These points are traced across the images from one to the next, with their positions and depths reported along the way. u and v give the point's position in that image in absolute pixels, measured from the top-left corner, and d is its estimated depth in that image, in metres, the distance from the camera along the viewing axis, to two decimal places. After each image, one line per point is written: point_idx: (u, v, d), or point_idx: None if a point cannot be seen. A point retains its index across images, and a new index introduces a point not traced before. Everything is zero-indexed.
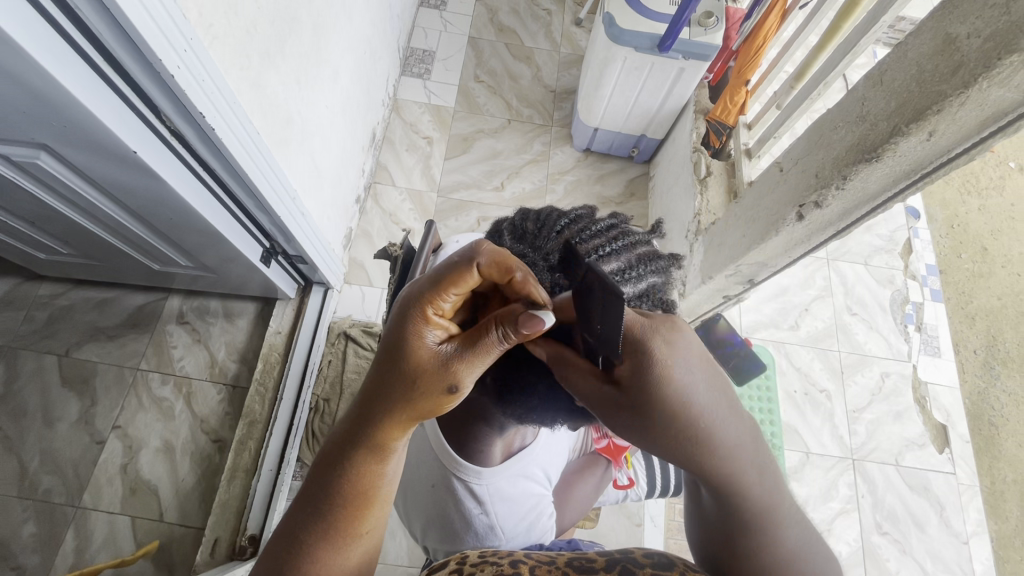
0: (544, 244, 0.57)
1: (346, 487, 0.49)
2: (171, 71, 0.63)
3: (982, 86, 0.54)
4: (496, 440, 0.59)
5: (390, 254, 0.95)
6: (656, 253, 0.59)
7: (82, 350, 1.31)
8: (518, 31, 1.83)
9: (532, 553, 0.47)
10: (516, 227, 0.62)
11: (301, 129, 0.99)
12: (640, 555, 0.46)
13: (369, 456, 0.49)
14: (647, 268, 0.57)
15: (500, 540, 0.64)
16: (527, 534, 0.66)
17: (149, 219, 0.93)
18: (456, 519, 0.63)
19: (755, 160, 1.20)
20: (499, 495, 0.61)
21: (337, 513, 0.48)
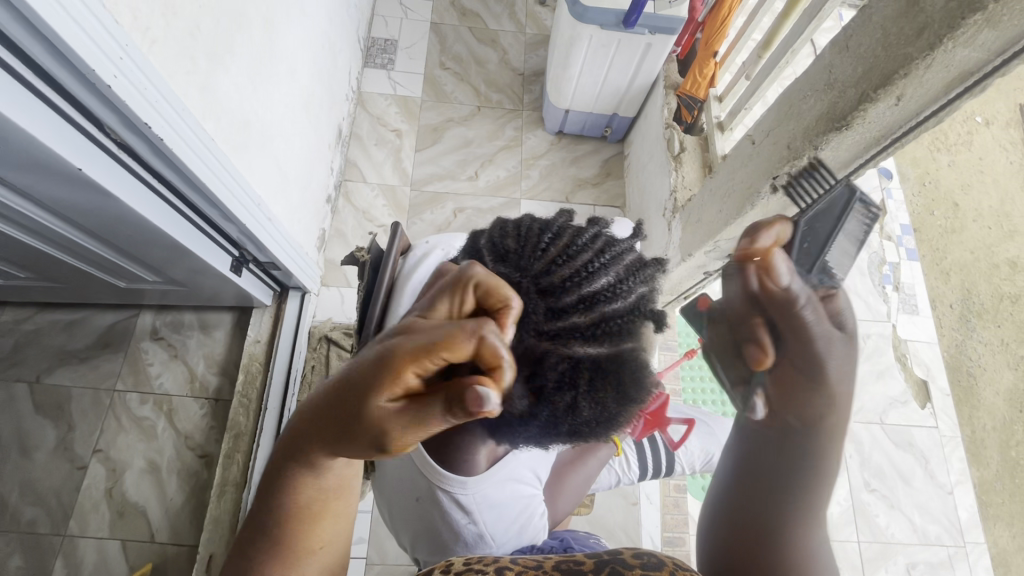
0: (530, 264, 0.49)
1: (292, 501, 0.52)
2: (107, 82, 0.59)
3: (948, 49, 0.53)
4: (481, 448, 0.57)
5: (358, 258, 0.92)
6: (640, 264, 0.52)
7: (54, 375, 1.26)
8: (480, 14, 1.78)
9: (518, 560, 0.53)
10: (496, 245, 0.54)
11: (260, 131, 0.95)
12: (630, 556, 0.51)
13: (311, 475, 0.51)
14: (636, 280, 0.50)
15: (491, 548, 0.64)
16: (518, 538, 0.66)
17: (108, 237, 0.89)
18: (445, 530, 0.63)
19: (728, 133, 1.18)
20: (486, 504, 0.60)
21: (290, 528, 0.53)
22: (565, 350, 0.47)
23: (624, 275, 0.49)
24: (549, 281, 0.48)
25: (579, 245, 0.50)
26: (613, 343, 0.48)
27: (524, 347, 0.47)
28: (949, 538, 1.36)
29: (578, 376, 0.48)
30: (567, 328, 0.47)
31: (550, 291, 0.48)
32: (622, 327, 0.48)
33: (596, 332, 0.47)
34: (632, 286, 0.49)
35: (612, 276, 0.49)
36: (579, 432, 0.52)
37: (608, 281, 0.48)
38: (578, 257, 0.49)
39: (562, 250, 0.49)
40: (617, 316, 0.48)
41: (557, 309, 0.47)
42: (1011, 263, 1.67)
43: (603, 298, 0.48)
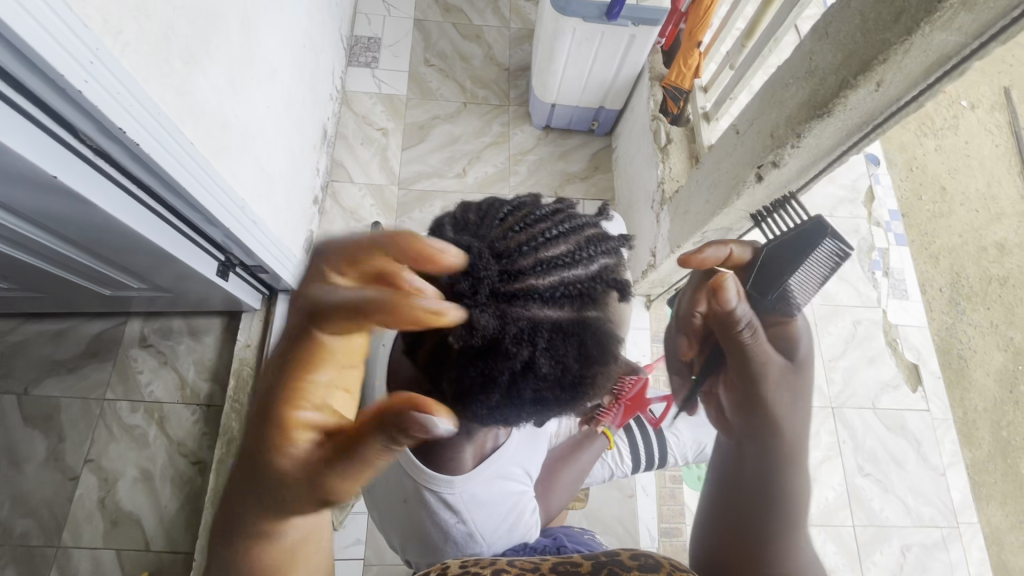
0: (488, 232, 0.46)
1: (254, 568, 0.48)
2: (79, 87, 0.58)
3: (925, 32, 0.53)
4: (467, 446, 0.57)
5: None
6: (601, 236, 0.49)
7: (42, 385, 1.25)
8: (464, 9, 1.77)
9: (516, 563, 0.56)
10: (456, 220, 0.51)
11: (241, 133, 0.94)
12: (628, 558, 0.53)
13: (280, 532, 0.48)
14: (599, 250, 0.48)
15: (481, 548, 0.64)
16: (509, 536, 0.66)
17: (90, 245, 0.88)
18: (434, 531, 0.63)
19: (714, 123, 1.16)
20: (475, 503, 0.60)
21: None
22: (525, 314, 0.44)
23: (584, 242, 0.47)
24: (504, 245, 0.45)
25: (539, 217, 0.47)
26: (576, 310, 0.46)
27: (478, 314, 0.44)
28: (942, 519, 1.35)
29: (536, 337, 0.45)
30: (526, 293, 0.44)
31: (504, 256, 0.44)
32: (585, 293, 0.46)
33: (556, 296, 0.45)
34: (593, 256, 0.47)
35: (573, 243, 0.46)
36: (545, 398, 0.51)
37: (568, 249, 0.46)
38: (536, 224, 0.46)
39: (521, 218, 0.46)
40: (580, 282, 0.46)
41: (513, 271, 0.44)
42: (998, 245, 1.69)
43: (565, 263, 0.45)
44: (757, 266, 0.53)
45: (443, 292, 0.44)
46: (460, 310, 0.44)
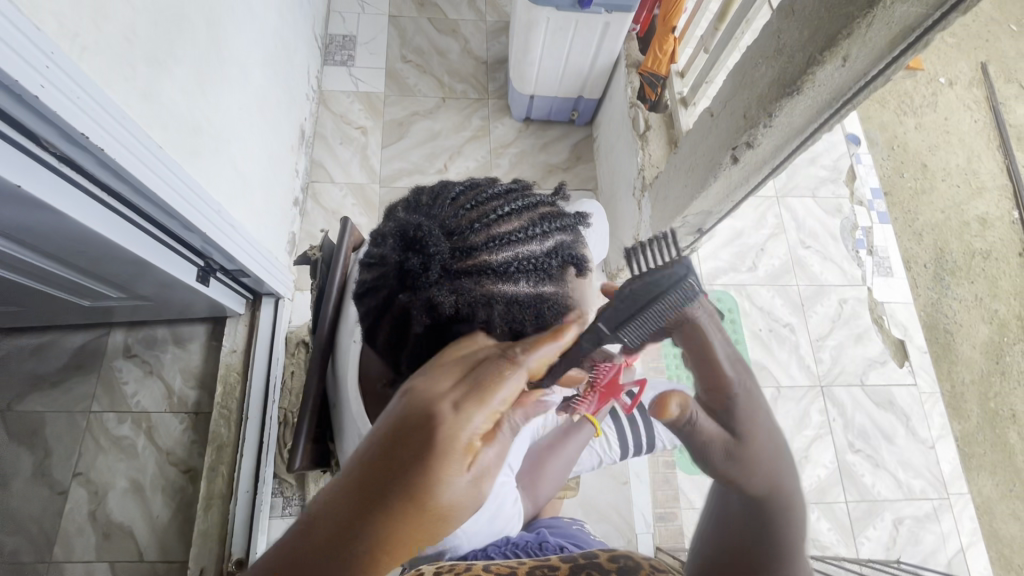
0: (439, 211, 0.52)
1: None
2: (35, 92, 0.56)
3: (886, 4, 0.53)
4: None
5: (311, 258, 0.91)
6: (553, 211, 0.54)
7: (26, 401, 1.23)
8: (439, 4, 1.75)
9: (493, 566, 0.58)
10: (410, 203, 0.57)
11: (214, 136, 0.93)
12: (608, 562, 0.55)
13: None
14: (554, 226, 0.52)
15: (463, 544, 0.65)
16: (489, 526, 0.69)
17: (63, 256, 0.86)
18: None
19: (691, 108, 1.17)
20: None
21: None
22: (478, 288, 0.48)
23: (537, 218, 0.52)
24: (456, 223, 0.50)
25: (492, 194, 0.54)
26: (532, 284, 0.49)
27: (436, 288, 0.48)
28: (933, 491, 1.38)
29: (491, 307, 0.48)
30: (479, 267, 0.48)
31: (456, 233, 0.50)
32: (540, 267, 0.49)
33: (509, 270, 0.48)
34: (548, 231, 0.51)
35: (525, 220, 0.51)
36: None
37: (521, 223, 0.51)
38: (489, 202, 0.52)
39: (472, 197, 0.53)
40: (534, 255, 0.49)
41: (465, 248, 0.49)
42: (980, 219, 1.70)
43: (516, 238, 0.50)
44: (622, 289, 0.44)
45: (402, 270, 0.50)
46: (420, 289, 0.49)
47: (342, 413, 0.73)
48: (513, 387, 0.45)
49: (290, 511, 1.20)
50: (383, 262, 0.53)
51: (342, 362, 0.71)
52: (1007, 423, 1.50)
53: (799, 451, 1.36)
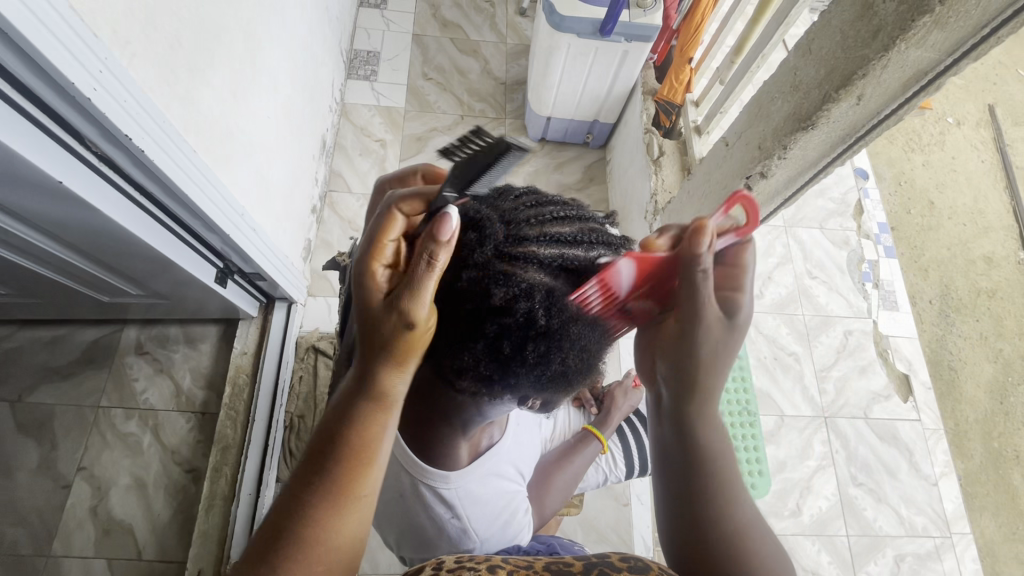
0: (502, 203, 0.50)
1: (353, 443, 0.53)
2: (87, 95, 0.59)
3: (901, 49, 0.55)
4: (463, 443, 0.64)
5: (340, 263, 0.91)
6: (596, 224, 0.52)
7: (37, 393, 1.25)
8: (462, 25, 1.81)
9: (510, 560, 0.53)
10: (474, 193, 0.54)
11: (243, 144, 0.96)
12: (617, 560, 0.52)
13: (369, 405, 0.53)
14: (600, 240, 0.51)
15: (475, 544, 0.67)
16: (502, 535, 0.70)
17: (89, 250, 0.89)
18: (429, 526, 0.67)
19: (705, 135, 1.22)
20: (469, 498, 0.65)
21: (337, 464, 0.52)
22: (525, 276, 0.46)
23: (587, 230, 0.50)
24: (514, 215, 0.49)
25: (551, 202, 0.53)
26: (572, 285, 0.48)
27: (488, 265, 0.47)
28: (936, 529, 1.34)
29: (534, 293, 0.46)
30: (527, 257, 0.47)
31: (512, 223, 0.48)
32: (584, 272, 0.48)
33: (555, 265, 0.47)
34: (592, 244, 0.50)
35: (576, 227, 0.50)
36: (530, 356, 0.49)
37: (572, 229, 0.49)
38: (546, 206, 0.51)
39: (533, 199, 0.52)
40: (575, 259, 0.48)
41: (518, 237, 0.47)
42: (986, 258, 1.68)
43: (565, 241, 0.48)
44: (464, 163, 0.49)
45: (457, 247, 0.49)
46: (470, 265, 0.48)
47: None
48: (395, 225, 0.52)
49: None
50: None
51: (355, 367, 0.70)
52: (1011, 465, 1.45)
53: (800, 481, 1.35)
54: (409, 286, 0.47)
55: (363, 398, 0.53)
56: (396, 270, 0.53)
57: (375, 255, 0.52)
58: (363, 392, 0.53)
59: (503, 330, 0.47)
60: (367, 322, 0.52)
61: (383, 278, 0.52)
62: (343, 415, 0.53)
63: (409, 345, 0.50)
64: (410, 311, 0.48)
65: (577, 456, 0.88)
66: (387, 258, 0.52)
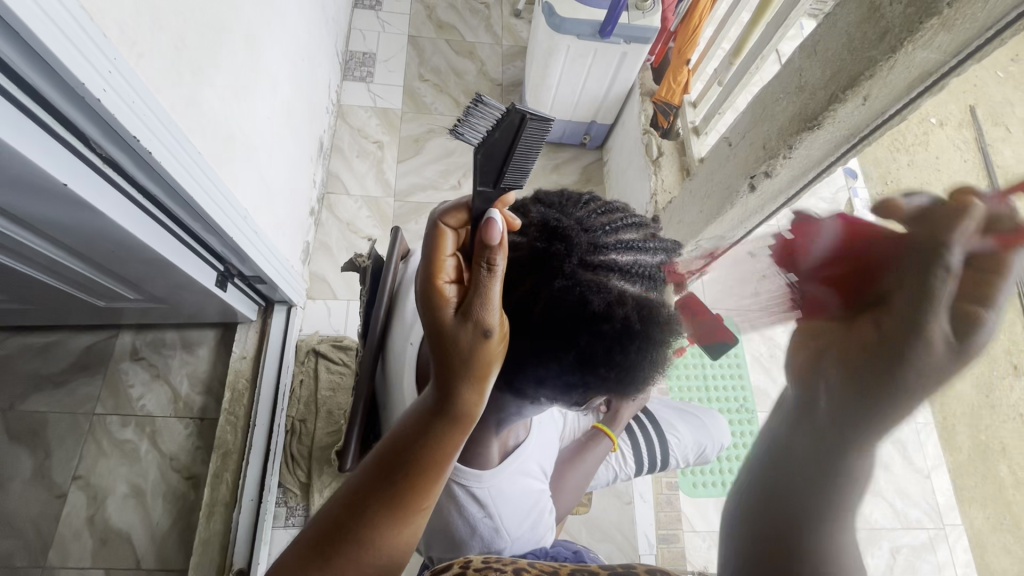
0: (576, 211, 0.52)
1: (424, 459, 0.52)
2: (97, 96, 0.58)
3: (908, 50, 0.57)
4: (493, 442, 0.65)
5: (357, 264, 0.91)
6: (651, 231, 0.55)
7: (29, 401, 1.22)
8: (457, 26, 1.81)
9: (535, 563, 0.54)
10: (537, 199, 0.55)
11: (244, 145, 0.95)
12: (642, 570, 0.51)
13: (443, 424, 0.52)
14: (658, 246, 0.54)
15: (505, 544, 0.67)
16: (530, 535, 0.70)
17: (87, 253, 0.87)
18: (460, 527, 0.66)
19: (703, 137, 1.23)
20: (501, 496, 0.65)
21: (407, 483, 0.51)
22: (609, 284, 0.49)
23: (648, 236, 0.54)
24: (590, 223, 0.51)
25: (613, 206, 0.55)
26: (643, 290, 0.51)
27: (579, 275, 0.48)
28: None
29: (620, 304, 0.49)
30: (608, 265, 0.49)
31: (590, 230, 0.50)
32: (651, 277, 0.52)
33: (631, 273, 0.50)
34: (654, 250, 0.53)
35: (641, 233, 0.53)
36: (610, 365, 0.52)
37: (637, 236, 0.52)
38: (613, 212, 0.53)
39: (600, 204, 0.54)
40: (645, 266, 0.51)
41: (597, 245, 0.49)
42: None
43: (637, 249, 0.51)
44: (492, 137, 0.49)
45: (542, 257, 0.49)
46: (555, 275, 0.48)
47: (394, 413, 0.70)
48: (448, 242, 0.52)
49: (293, 522, 1.19)
50: (515, 249, 0.51)
51: (398, 369, 0.69)
52: None
53: None
54: (476, 294, 0.47)
55: (438, 420, 0.52)
56: (456, 284, 0.52)
57: (433, 274, 0.50)
58: (437, 412, 0.52)
59: (596, 335, 0.49)
60: (441, 339, 0.50)
61: (450, 292, 0.50)
62: (420, 426, 0.52)
63: (484, 360, 0.49)
64: (483, 317, 0.47)
65: (590, 454, 0.88)
66: (447, 275, 0.51)
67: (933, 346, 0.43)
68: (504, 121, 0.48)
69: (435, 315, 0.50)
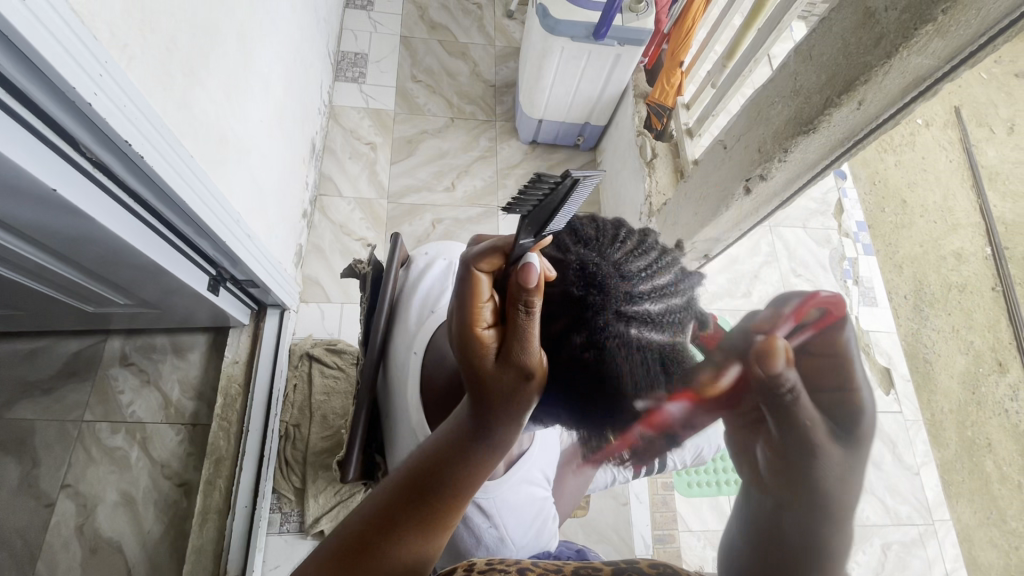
0: (611, 253, 0.51)
1: (457, 481, 0.52)
2: (87, 99, 0.57)
3: (903, 56, 0.57)
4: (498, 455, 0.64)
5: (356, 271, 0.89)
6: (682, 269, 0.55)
7: (16, 408, 1.19)
8: (450, 27, 1.80)
9: (538, 563, 0.52)
10: (569, 232, 0.55)
11: (237, 148, 0.94)
12: (646, 565, 0.50)
13: (480, 448, 0.53)
14: (687, 287, 0.53)
15: (511, 551, 0.68)
16: (534, 541, 0.71)
17: (75, 258, 0.86)
18: (466, 538, 0.67)
19: (697, 138, 1.24)
20: (506, 506, 0.66)
21: (439, 504, 0.51)
22: (639, 335, 0.48)
23: (680, 277, 0.53)
24: (625, 267, 0.50)
25: (647, 247, 0.54)
26: (673, 337, 0.50)
27: (607, 329, 0.48)
28: None
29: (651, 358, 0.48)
30: (640, 315, 0.48)
31: (624, 275, 0.49)
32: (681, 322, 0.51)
33: (662, 320, 0.49)
34: (684, 291, 0.52)
35: (673, 275, 0.52)
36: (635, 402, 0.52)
37: (670, 278, 0.51)
38: (645, 253, 0.52)
39: (635, 244, 0.52)
40: (679, 313, 0.50)
41: (631, 293, 0.48)
42: (956, 254, 1.61)
43: (671, 294, 0.50)
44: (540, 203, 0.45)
45: (579, 305, 0.49)
46: (588, 324, 0.48)
47: (394, 418, 0.70)
48: (485, 285, 0.53)
49: (288, 527, 1.19)
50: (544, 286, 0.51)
51: (400, 379, 0.69)
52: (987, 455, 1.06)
53: None
54: (517, 334, 0.49)
55: (474, 442, 0.52)
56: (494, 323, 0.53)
57: (471, 312, 0.52)
58: (473, 436, 0.52)
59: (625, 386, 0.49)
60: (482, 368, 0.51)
61: (490, 337, 0.51)
62: (456, 446, 0.52)
63: (522, 396, 0.51)
64: (523, 355, 0.49)
65: None
66: (486, 316, 0.52)
67: (836, 435, 0.38)
68: (556, 189, 0.44)
69: (472, 352, 0.51)
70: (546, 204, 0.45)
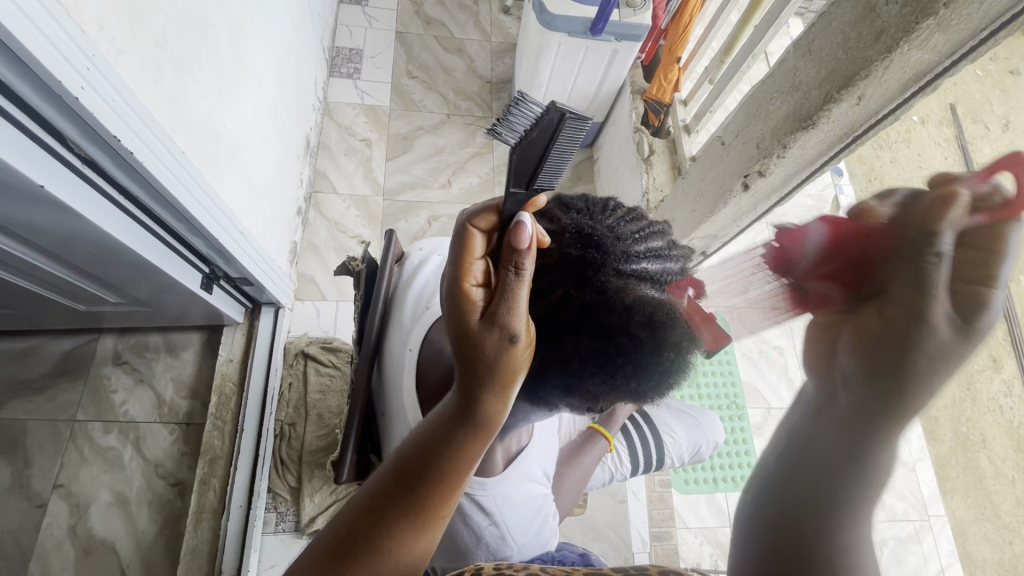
0: (606, 218, 0.52)
1: (446, 469, 0.51)
2: (74, 94, 0.56)
3: (903, 50, 0.57)
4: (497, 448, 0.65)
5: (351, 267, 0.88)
6: (673, 241, 0.56)
7: (7, 407, 1.18)
8: (445, 22, 1.79)
9: (548, 568, 0.53)
10: (560, 203, 0.55)
11: (230, 143, 0.93)
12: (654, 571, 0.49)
13: (469, 431, 0.51)
14: (674, 253, 0.55)
15: (513, 551, 0.67)
16: (537, 539, 0.70)
17: (67, 256, 0.85)
18: (465, 536, 0.65)
19: (694, 135, 1.23)
20: (507, 503, 0.65)
21: (428, 492, 0.51)
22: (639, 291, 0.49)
23: (669, 244, 0.55)
24: (620, 231, 0.51)
25: (637, 214, 0.55)
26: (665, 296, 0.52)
27: (609, 285, 0.48)
28: None
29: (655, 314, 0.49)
30: (638, 273, 0.50)
31: (620, 236, 0.50)
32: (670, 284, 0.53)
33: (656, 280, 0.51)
34: (671, 257, 0.54)
35: (664, 241, 0.54)
36: (631, 370, 0.52)
37: (660, 244, 0.53)
38: (638, 220, 0.53)
39: (626, 211, 0.54)
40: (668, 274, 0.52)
41: (628, 254, 0.50)
42: None
43: (661, 257, 0.53)
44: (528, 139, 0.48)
45: (580, 263, 0.49)
46: (591, 283, 0.48)
47: (390, 416, 0.70)
48: (478, 245, 0.52)
49: (284, 527, 1.18)
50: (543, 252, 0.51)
51: (396, 375, 0.68)
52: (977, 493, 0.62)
53: None
54: (503, 298, 0.47)
55: (462, 425, 0.51)
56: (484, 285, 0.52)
57: (462, 274, 0.51)
58: (461, 419, 0.51)
59: (625, 348, 0.50)
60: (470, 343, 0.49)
61: (478, 295, 0.50)
62: (443, 432, 0.51)
63: (511, 365, 0.49)
64: (509, 322, 0.47)
65: (587, 455, 0.89)
66: (477, 275, 0.51)
67: (938, 331, 0.42)
68: (542, 120, 0.47)
69: (461, 317, 0.50)
70: (536, 138, 0.48)
